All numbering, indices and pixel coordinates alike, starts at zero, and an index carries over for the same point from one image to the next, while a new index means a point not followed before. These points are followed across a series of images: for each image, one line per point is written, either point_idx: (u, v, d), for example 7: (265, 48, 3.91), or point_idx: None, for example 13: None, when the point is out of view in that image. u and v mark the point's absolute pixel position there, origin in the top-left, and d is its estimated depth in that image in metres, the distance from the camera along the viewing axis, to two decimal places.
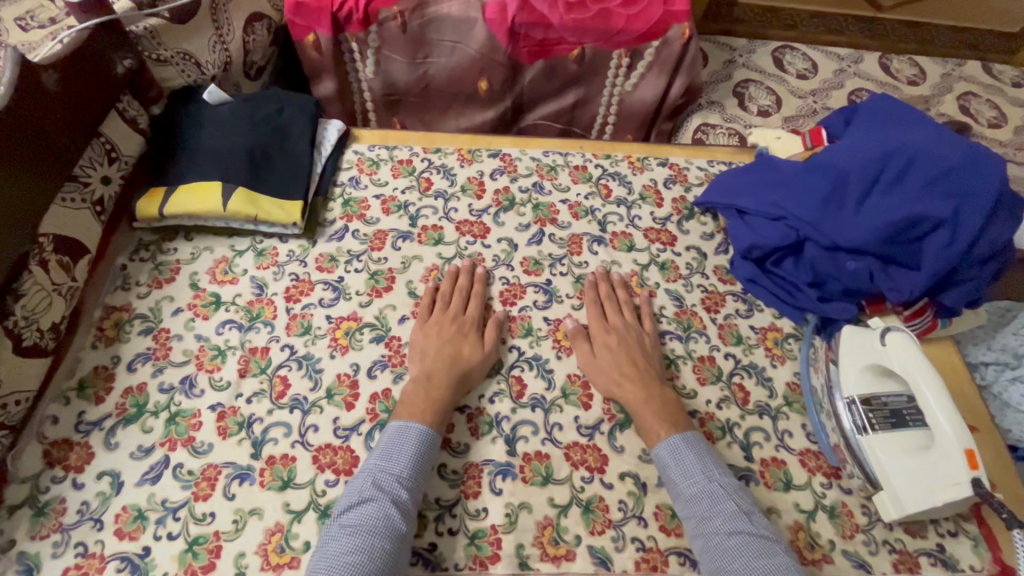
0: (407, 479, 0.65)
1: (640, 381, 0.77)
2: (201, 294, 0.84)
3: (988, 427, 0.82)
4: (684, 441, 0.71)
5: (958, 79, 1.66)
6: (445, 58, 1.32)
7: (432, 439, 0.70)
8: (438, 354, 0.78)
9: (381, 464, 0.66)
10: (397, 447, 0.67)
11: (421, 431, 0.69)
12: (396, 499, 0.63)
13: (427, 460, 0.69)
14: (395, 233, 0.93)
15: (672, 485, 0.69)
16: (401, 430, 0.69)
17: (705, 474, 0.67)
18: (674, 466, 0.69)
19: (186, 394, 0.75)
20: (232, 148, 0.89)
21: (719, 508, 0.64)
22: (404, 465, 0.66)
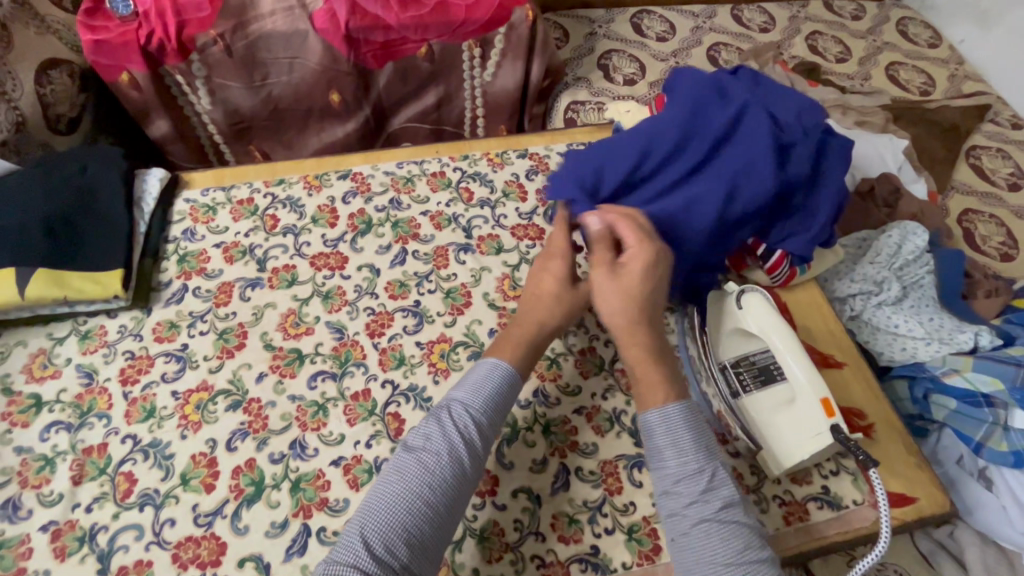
0: (480, 415, 0.62)
1: (648, 305, 0.67)
2: (16, 398, 0.74)
3: (855, 358, 0.86)
4: (684, 412, 0.62)
5: (804, 20, 1.73)
6: (285, 76, 1.22)
7: (517, 375, 0.67)
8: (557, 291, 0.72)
9: (463, 397, 0.63)
10: (485, 380, 0.64)
11: (504, 371, 0.66)
12: (465, 433, 0.60)
13: (513, 394, 0.66)
14: (242, 282, 0.85)
15: (658, 455, 0.61)
16: (499, 365, 0.66)
17: (699, 450, 0.60)
18: (668, 435, 0.61)
19: (11, 519, 0.66)
20: (24, 224, 0.78)
21: (712, 489, 0.58)
22: (483, 399, 0.63)
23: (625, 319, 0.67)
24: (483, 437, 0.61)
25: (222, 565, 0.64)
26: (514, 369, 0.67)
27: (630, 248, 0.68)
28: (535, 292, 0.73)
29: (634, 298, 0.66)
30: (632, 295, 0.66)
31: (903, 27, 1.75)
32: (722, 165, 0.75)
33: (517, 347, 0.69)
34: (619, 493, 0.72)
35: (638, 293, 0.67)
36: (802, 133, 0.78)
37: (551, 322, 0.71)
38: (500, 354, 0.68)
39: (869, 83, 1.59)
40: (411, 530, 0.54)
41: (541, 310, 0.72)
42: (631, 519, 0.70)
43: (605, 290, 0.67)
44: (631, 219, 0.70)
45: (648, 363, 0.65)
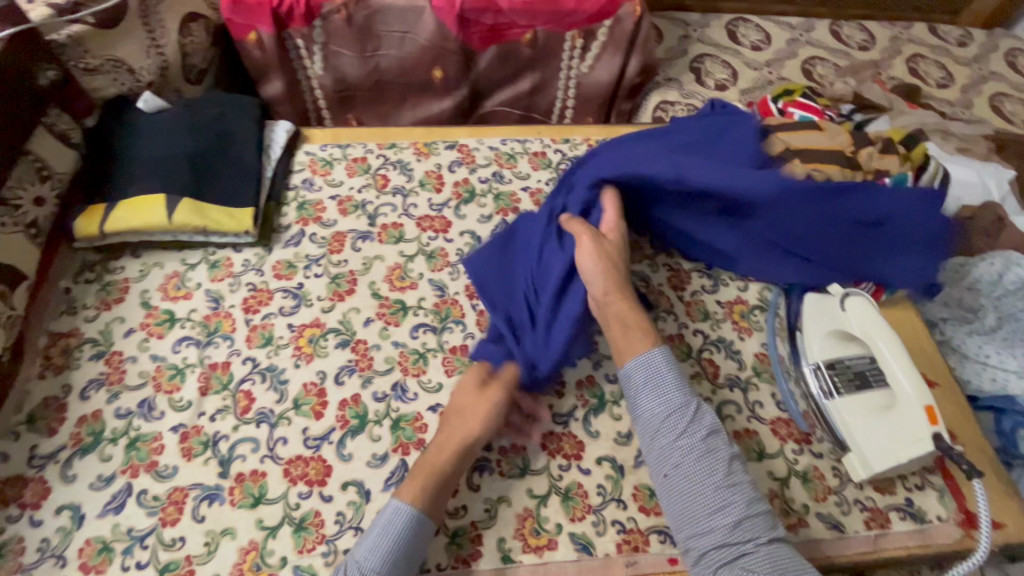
0: (382, 574, 0.59)
1: (619, 274, 0.77)
2: (153, 312, 0.81)
3: (947, 380, 0.85)
4: (661, 356, 0.70)
5: (906, 42, 1.69)
6: (395, 50, 1.26)
7: (427, 518, 0.63)
8: (477, 420, 0.70)
9: (364, 557, 0.60)
10: (387, 536, 0.61)
11: (410, 518, 0.62)
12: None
13: (423, 542, 0.62)
14: (354, 234, 0.91)
15: (643, 399, 0.69)
16: (403, 510, 0.63)
17: (682, 389, 0.68)
18: (650, 380, 0.69)
19: (146, 417, 0.73)
20: (174, 157, 0.86)
21: (697, 423, 0.66)
22: (384, 557, 0.60)
23: (604, 287, 0.76)
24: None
25: (327, 485, 0.70)
26: (418, 511, 0.63)
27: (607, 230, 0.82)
28: (451, 415, 0.72)
29: (609, 269, 0.76)
30: (606, 258, 0.77)
31: (1011, 58, 1.69)
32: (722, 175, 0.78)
33: (419, 482, 0.65)
34: None
35: (608, 268, 0.77)
36: (689, 136, 0.90)
37: (448, 457, 0.68)
38: (403, 493, 0.64)
39: (970, 111, 1.54)
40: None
41: (440, 443, 0.68)
42: None
43: (586, 262, 0.77)
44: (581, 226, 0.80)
45: (630, 314, 0.74)
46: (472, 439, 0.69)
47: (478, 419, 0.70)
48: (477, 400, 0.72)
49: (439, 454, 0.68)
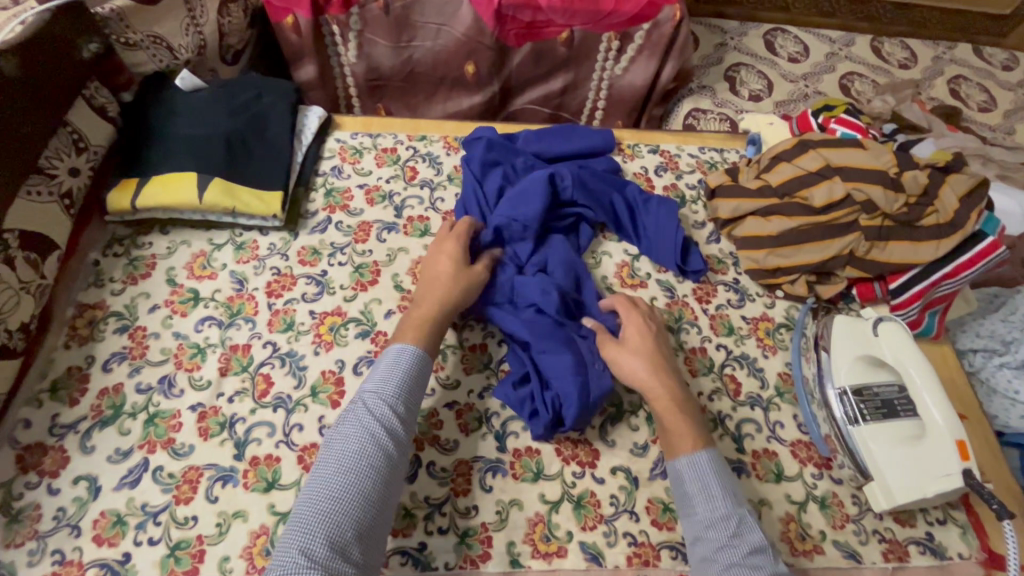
0: (396, 401, 0.62)
1: (663, 363, 0.72)
2: (178, 290, 0.81)
3: (977, 414, 0.83)
4: (709, 458, 0.64)
5: (949, 62, 1.65)
6: (430, 42, 1.25)
7: (427, 355, 0.67)
8: (445, 276, 0.75)
9: (376, 388, 0.62)
10: (394, 370, 0.64)
11: (414, 353, 0.66)
12: (386, 423, 0.60)
13: (425, 375, 0.66)
14: (380, 224, 0.91)
15: (687, 500, 0.63)
16: (408, 349, 0.66)
17: (727, 497, 0.61)
18: (696, 480, 0.63)
19: (166, 394, 0.73)
20: (208, 136, 0.86)
21: (741, 536, 0.58)
22: (395, 387, 0.62)
23: (644, 372, 0.71)
24: (404, 422, 0.61)
25: None
26: (422, 352, 0.67)
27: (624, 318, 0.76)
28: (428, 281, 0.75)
29: (648, 354, 0.72)
30: (646, 354, 0.72)
31: None
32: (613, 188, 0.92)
33: (420, 332, 0.68)
34: None
35: (649, 355, 0.72)
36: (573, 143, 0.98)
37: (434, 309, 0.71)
38: (404, 338, 0.68)
39: (1012, 138, 1.50)
40: (349, 523, 0.53)
41: (427, 299, 0.72)
42: None
43: (633, 362, 0.71)
44: (620, 297, 0.79)
45: (674, 411, 0.68)
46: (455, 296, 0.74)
47: (450, 279, 0.75)
48: (441, 253, 0.78)
49: (428, 306, 0.72)
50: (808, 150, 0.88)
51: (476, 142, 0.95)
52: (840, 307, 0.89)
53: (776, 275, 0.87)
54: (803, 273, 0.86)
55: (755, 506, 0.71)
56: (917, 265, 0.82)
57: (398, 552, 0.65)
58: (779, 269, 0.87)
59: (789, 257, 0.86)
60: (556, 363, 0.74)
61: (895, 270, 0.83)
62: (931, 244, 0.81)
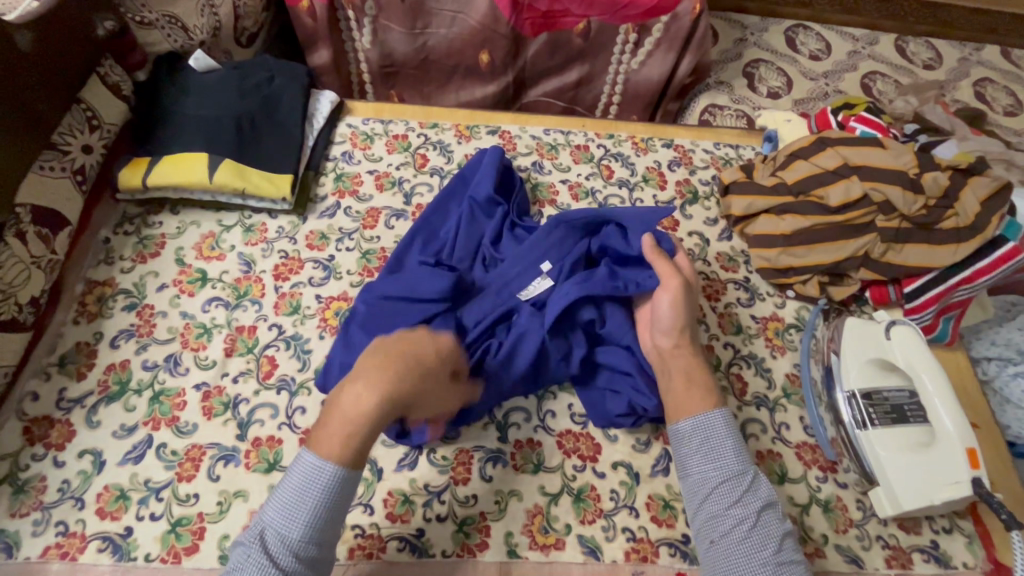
0: (301, 543, 0.53)
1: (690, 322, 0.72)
2: (187, 270, 0.82)
3: (989, 424, 0.81)
4: (722, 419, 0.66)
5: (975, 64, 1.61)
6: (445, 29, 1.24)
7: (354, 474, 0.57)
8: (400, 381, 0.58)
9: (280, 520, 0.53)
10: (306, 498, 0.54)
11: (336, 472, 0.55)
12: (288, 571, 0.52)
13: (346, 498, 0.56)
14: (388, 211, 0.90)
15: (694, 460, 0.64)
16: (325, 472, 0.55)
17: (738, 454, 0.63)
18: (704, 441, 0.64)
19: (171, 371, 0.73)
20: (220, 117, 0.87)
21: (751, 492, 0.61)
22: (308, 514, 0.54)
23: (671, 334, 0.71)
24: (308, 565, 0.54)
25: None
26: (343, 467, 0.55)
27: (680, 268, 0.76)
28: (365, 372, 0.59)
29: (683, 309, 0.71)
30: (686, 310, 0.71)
31: None
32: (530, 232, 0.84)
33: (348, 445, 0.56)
34: None
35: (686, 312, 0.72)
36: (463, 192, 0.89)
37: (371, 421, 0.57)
38: (329, 451, 0.55)
39: None
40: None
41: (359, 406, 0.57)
42: None
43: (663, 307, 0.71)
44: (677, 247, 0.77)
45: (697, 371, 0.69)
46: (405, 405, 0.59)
47: (430, 370, 0.62)
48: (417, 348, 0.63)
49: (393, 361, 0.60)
50: (826, 148, 0.87)
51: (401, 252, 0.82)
52: (852, 309, 0.87)
53: (788, 274, 0.86)
54: (815, 274, 0.85)
55: None
56: (936, 268, 0.80)
57: (395, 538, 0.66)
58: (790, 268, 0.85)
59: (803, 257, 0.84)
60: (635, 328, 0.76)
61: (911, 273, 0.82)
62: (950, 247, 0.79)
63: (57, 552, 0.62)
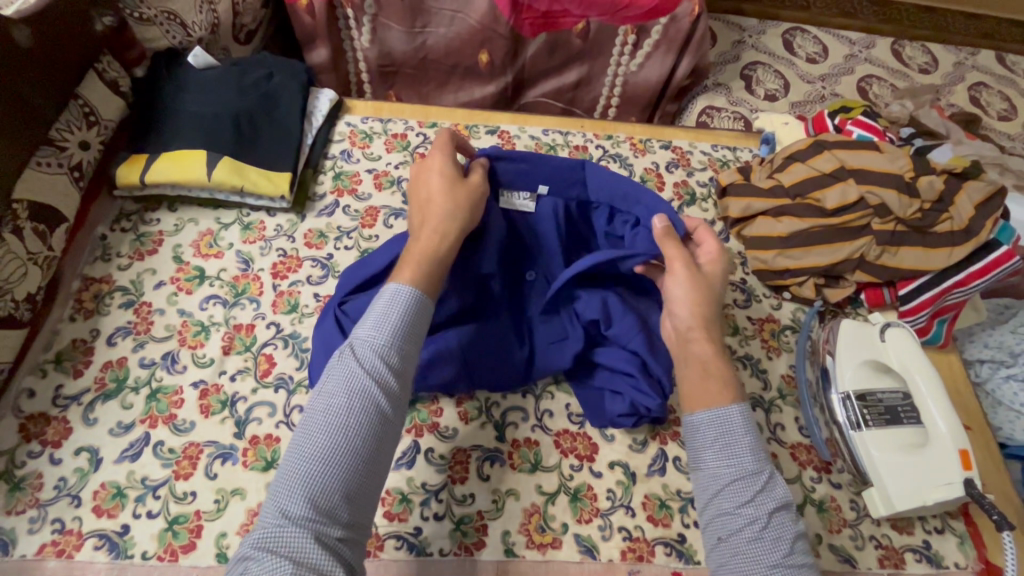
0: (386, 351, 0.56)
1: (711, 305, 0.69)
2: (184, 267, 0.81)
3: (981, 425, 0.82)
4: (738, 413, 0.61)
5: (970, 68, 1.62)
6: (444, 28, 1.24)
7: (424, 297, 0.62)
8: (444, 201, 0.70)
9: (367, 334, 0.57)
10: (387, 315, 0.58)
11: (406, 298, 0.60)
12: (373, 374, 0.55)
13: (421, 323, 0.60)
14: (387, 210, 0.90)
15: (709, 454, 0.60)
16: (402, 293, 0.60)
17: (755, 452, 0.59)
18: (721, 436, 0.60)
19: (168, 369, 0.73)
20: (219, 114, 0.86)
21: (766, 493, 0.57)
22: (388, 330, 0.57)
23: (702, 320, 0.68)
24: (397, 374, 0.56)
25: None
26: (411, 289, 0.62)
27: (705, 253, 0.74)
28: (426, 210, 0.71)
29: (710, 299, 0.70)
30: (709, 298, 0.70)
31: None
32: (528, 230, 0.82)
33: (419, 266, 0.64)
34: None
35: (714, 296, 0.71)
36: None
37: (447, 240, 0.68)
38: (400, 278, 0.62)
39: None
40: (326, 482, 0.50)
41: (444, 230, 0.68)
42: None
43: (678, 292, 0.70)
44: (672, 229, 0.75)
45: (721, 362, 0.66)
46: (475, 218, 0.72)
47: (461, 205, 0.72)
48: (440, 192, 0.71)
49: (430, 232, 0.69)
50: (824, 151, 0.87)
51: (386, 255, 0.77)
52: (846, 312, 0.87)
53: (784, 276, 0.86)
54: (811, 276, 0.85)
55: None
56: (929, 271, 0.81)
57: (393, 536, 0.66)
58: (786, 271, 0.86)
59: (799, 259, 0.84)
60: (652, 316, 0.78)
61: (905, 276, 0.82)
62: (944, 250, 0.80)
63: (53, 550, 0.61)
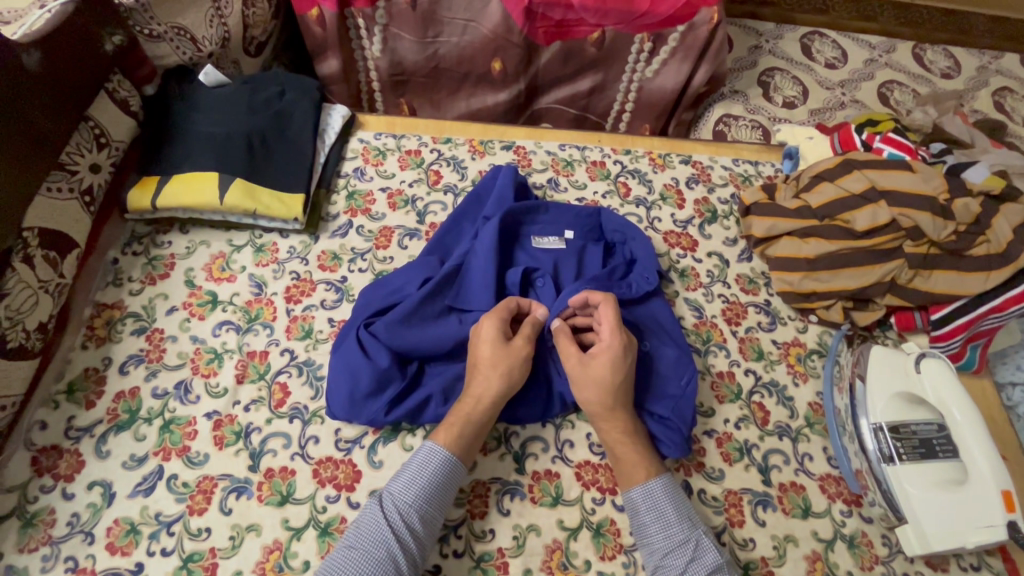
0: (413, 509, 0.60)
1: (616, 396, 0.68)
2: (196, 292, 0.80)
3: (1016, 454, 0.79)
4: (664, 484, 0.65)
5: (994, 73, 1.58)
6: (456, 37, 1.21)
7: (458, 462, 0.65)
8: (485, 369, 0.68)
9: (396, 489, 0.62)
10: (421, 472, 0.62)
11: (440, 457, 0.64)
12: (398, 532, 0.59)
13: (453, 484, 0.64)
14: (401, 230, 0.88)
15: (643, 530, 0.64)
16: (437, 453, 0.64)
17: (682, 520, 0.63)
18: (650, 509, 0.64)
19: (182, 399, 0.72)
20: (230, 134, 0.84)
21: (698, 560, 0.60)
22: (416, 491, 0.61)
23: (601, 405, 0.68)
24: (415, 536, 0.60)
25: (355, 491, 0.68)
26: (449, 455, 0.64)
27: (603, 341, 0.70)
28: (475, 367, 0.69)
29: (608, 384, 0.68)
30: (604, 384, 0.68)
31: None
32: (543, 254, 0.84)
33: (453, 428, 0.66)
34: (741, 527, 0.69)
35: (611, 381, 0.68)
36: (476, 211, 0.87)
37: (480, 400, 0.67)
38: (437, 437, 0.65)
39: None
40: None
41: (486, 394, 0.67)
42: (749, 556, 0.68)
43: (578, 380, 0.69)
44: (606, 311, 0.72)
45: (627, 441, 0.68)
46: (496, 372, 0.68)
47: (488, 369, 0.68)
48: (480, 347, 0.69)
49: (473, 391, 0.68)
50: (853, 170, 0.85)
51: (414, 276, 0.78)
52: (875, 335, 0.85)
53: (811, 299, 0.84)
54: (840, 299, 0.82)
55: (779, 542, 0.69)
56: (964, 296, 0.78)
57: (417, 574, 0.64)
58: (813, 293, 0.83)
59: (827, 282, 0.82)
60: (660, 354, 0.77)
61: (939, 300, 0.79)
62: (980, 275, 0.77)
63: None
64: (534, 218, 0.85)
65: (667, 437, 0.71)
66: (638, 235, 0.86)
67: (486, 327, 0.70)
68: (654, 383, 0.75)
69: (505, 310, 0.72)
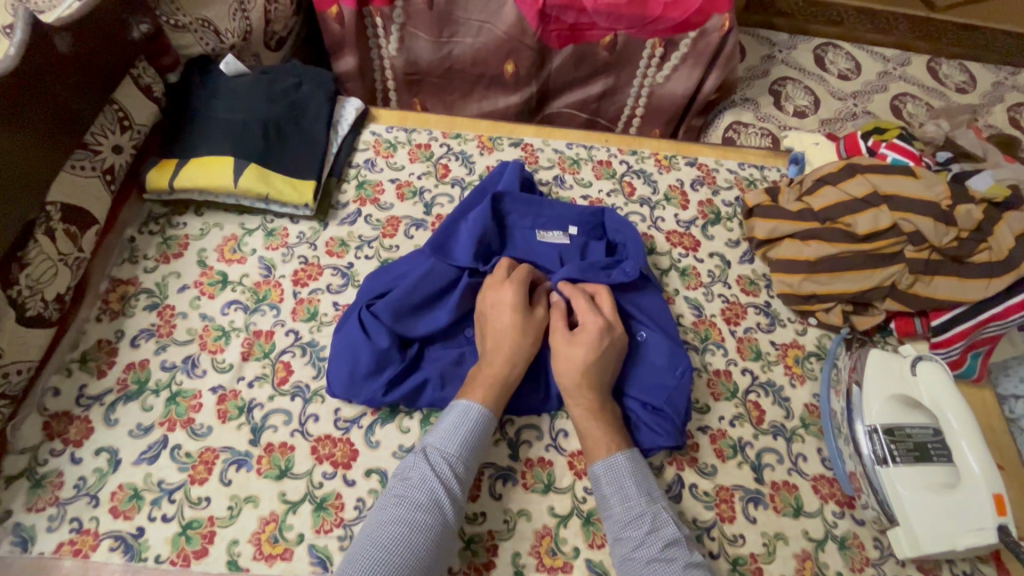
0: (455, 460, 0.63)
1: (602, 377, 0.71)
2: (208, 272, 0.83)
3: (1017, 468, 0.78)
4: (626, 459, 0.66)
5: (1010, 88, 1.57)
6: (471, 38, 1.24)
7: (493, 417, 0.67)
8: (510, 329, 0.71)
9: (438, 442, 0.64)
10: (459, 426, 0.65)
11: (477, 412, 0.66)
12: (444, 481, 0.61)
13: (489, 438, 0.66)
14: (408, 220, 0.90)
15: (605, 503, 0.64)
16: (473, 409, 0.66)
17: (642, 494, 0.63)
18: (612, 483, 0.64)
19: (188, 373, 0.74)
20: (247, 122, 0.88)
21: (657, 531, 0.60)
22: (457, 444, 0.63)
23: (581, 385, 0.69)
24: (460, 485, 0.62)
25: (351, 469, 0.69)
26: (486, 411, 0.66)
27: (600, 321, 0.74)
28: (495, 331, 0.72)
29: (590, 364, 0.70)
30: (586, 355, 0.70)
31: None
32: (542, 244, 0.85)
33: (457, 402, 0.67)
34: (730, 522, 0.70)
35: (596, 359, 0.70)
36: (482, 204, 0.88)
37: (502, 360, 0.70)
38: (461, 400, 0.68)
39: None
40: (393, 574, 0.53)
41: (507, 353, 0.70)
42: (738, 552, 0.68)
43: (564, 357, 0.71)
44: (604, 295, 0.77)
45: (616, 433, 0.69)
46: (519, 336, 0.71)
47: (509, 330, 0.71)
48: (502, 309, 0.73)
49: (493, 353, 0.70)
50: (856, 174, 0.85)
51: (416, 259, 0.80)
52: (875, 340, 0.86)
53: (811, 301, 0.84)
54: (839, 302, 0.83)
55: (768, 539, 0.69)
56: (966, 302, 0.78)
57: None
58: (814, 296, 0.84)
59: (826, 284, 0.83)
60: (656, 346, 0.77)
61: (940, 306, 0.79)
62: (980, 282, 0.77)
63: (70, 549, 0.62)
64: (538, 211, 0.86)
65: (659, 426, 0.72)
66: (632, 226, 0.86)
67: (507, 292, 0.74)
68: (648, 375, 0.75)
69: (525, 282, 0.76)
